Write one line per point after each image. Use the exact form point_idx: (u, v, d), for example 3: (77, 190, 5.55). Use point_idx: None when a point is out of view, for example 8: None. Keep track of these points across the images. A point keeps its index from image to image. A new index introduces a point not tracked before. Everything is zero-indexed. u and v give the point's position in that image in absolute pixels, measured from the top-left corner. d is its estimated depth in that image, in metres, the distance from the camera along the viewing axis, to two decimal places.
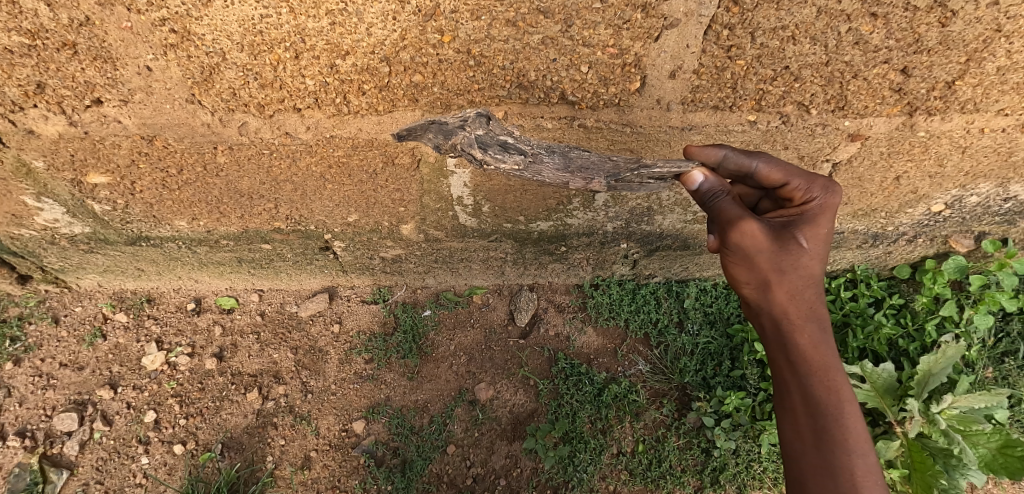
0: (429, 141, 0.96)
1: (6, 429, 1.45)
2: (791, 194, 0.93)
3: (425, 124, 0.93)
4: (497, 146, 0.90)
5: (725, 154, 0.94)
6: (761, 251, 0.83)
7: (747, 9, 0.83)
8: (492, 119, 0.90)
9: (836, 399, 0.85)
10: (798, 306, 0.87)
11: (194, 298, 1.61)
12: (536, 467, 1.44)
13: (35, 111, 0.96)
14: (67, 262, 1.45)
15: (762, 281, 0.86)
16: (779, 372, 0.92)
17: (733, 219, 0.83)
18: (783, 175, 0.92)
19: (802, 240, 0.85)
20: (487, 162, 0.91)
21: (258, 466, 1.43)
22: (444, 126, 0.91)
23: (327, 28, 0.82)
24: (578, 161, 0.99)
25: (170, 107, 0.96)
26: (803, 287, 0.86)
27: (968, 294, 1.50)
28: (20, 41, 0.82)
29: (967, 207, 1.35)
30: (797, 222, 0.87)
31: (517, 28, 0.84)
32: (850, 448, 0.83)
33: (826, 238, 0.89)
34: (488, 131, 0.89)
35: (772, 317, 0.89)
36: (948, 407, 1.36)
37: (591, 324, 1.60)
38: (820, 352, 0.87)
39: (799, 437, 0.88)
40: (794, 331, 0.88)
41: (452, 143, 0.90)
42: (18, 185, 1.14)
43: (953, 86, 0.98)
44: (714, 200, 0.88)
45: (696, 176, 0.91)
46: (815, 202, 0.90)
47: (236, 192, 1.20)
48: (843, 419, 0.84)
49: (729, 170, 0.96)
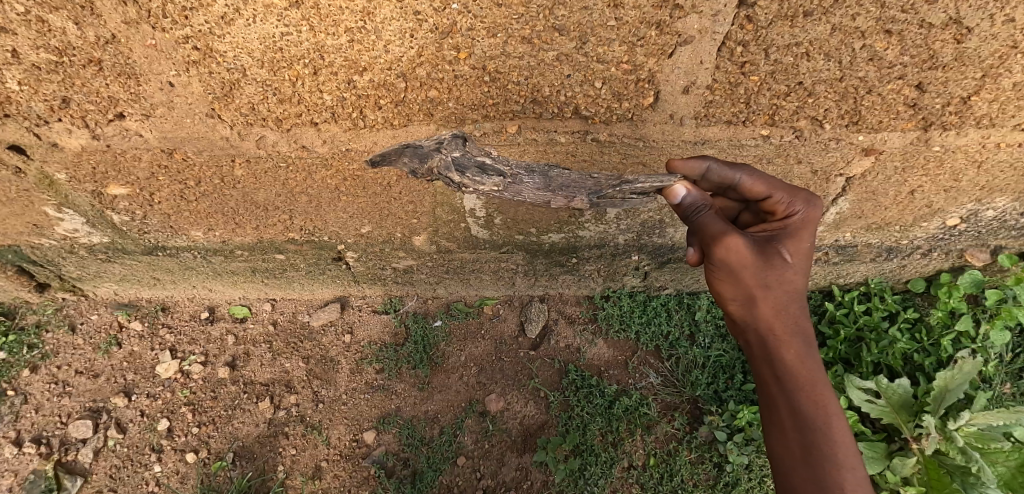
0: (404, 165, 1.08)
1: (22, 436, 1.46)
2: (773, 207, 0.91)
3: (398, 148, 1.04)
4: (474, 167, 1.03)
5: (709, 166, 0.92)
6: (746, 266, 0.83)
7: (761, 26, 0.83)
8: (468, 140, 1.01)
9: (824, 413, 0.85)
10: (783, 321, 0.87)
11: (208, 307, 1.63)
12: (546, 480, 1.43)
13: (59, 125, 0.98)
14: (85, 270, 1.47)
15: (747, 296, 0.86)
16: (765, 387, 0.91)
17: (717, 234, 0.82)
18: (767, 187, 0.90)
19: (786, 254, 0.85)
20: (466, 181, 1.04)
21: (269, 475, 1.43)
22: (419, 150, 1.03)
23: (345, 45, 0.83)
24: (559, 179, 1.07)
25: (191, 121, 0.98)
26: (787, 302, 0.86)
27: (984, 308, 1.49)
28: (48, 59, 0.84)
29: (983, 220, 1.34)
30: (780, 237, 0.87)
31: (532, 46, 0.86)
32: (839, 462, 0.82)
33: (808, 252, 0.89)
34: (464, 152, 1.01)
35: (757, 333, 0.89)
36: (965, 424, 1.33)
37: (601, 336, 1.60)
38: (806, 367, 0.87)
39: (788, 453, 0.87)
40: (781, 346, 0.87)
41: (431, 165, 1.03)
42: (41, 196, 1.16)
43: (968, 101, 0.97)
44: (697, 215, 0.87)
45: (679, 190, 0.89)
46: (798, 216, 0.90)
47: (253, 204, 1.22)
48: (831, 432, 0.84)
49: (713, 182, 0.94)
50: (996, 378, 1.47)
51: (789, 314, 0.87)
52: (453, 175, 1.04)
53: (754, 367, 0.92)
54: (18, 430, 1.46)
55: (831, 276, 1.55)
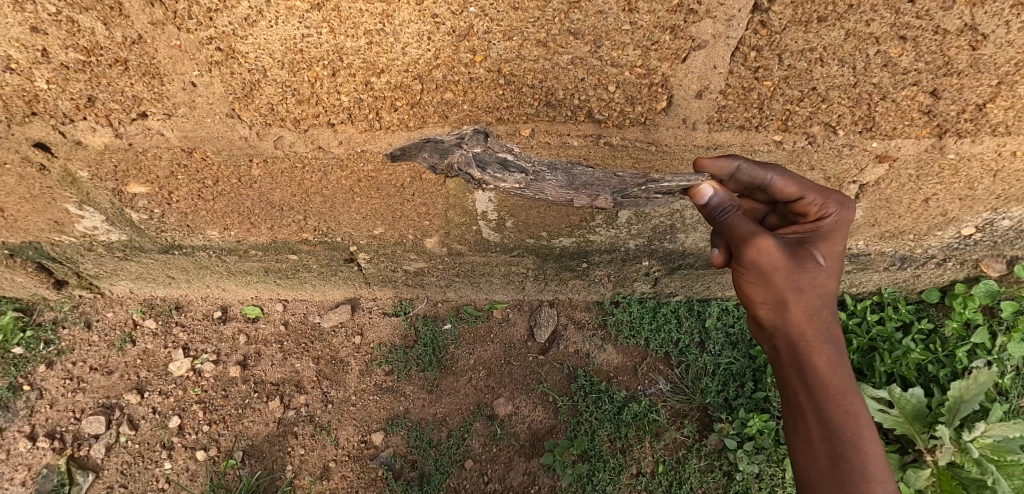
0: (424, 160, 1.06)
1: (36, 430, 1.48)
2: (805, 209, 0.91)
3: (418, 143, 1.03)
4: (497, 163, 0.99)
5: (738, 165, 0.92)
6: (778, 269, 0.82)
7: (775, 31, 0.84)
8: (489, 136, 1.01)
9: (856, 425, 0.82)
10: (815, 326, 0.85)
11: (221, 307, 1.65)
12: (553, 485, 1.42)
13: (84, 124, 1.01)
14: (102, 268, 1.50)
15: (779, 300, 0.84)
16: (793, 394, 0.89)
17: (748, 235, 0.81)
18: (799, 189, 0.90)
19: (819, 258, 0.85)
20: (486, 179, 1.00)
21: (278, 474, 1.44)
22: (439, 144, 1.02)
23: (364, 47, 0.85)
24: (582, 177, 1.05)
25: (211, 121, 1.00)
26: (819, 306, 0.85)
27: (1000, 320, 1.47)
28: (76, 58, 0.86)
29: (999, 230, 1.32)
30: (812, 239, 0.87)
31: (547, 49, 0.87)
32: (870, 476, 0.79)
33: (840, 255, 0.89)
34: (485, 148, 0.99)
35: (788, 338, 0.87)
36: (981, 436, 1.32)
37: (611, 341, 1.59)
38: (837, 374, 0.84)
39: (815, 464, 0.84)
40: (812, 353, 0.85)
41: (450, 161, 1.00)
42: (62, 193, 1.19)
43: (984, 107, 0.97)
44: (726, 214, 0.87)
45: (706, 190, 0.90)
46: (830, 218, 0.90)
47: (268, 204, 1.24)
48: (862, 444, 0.81)
49: (742, 182, 0.94)
50: (1013, 391, 1.44)
51: (820, 318, 0.85)
52: (473, 172, 1.00)
53: (781, 374, 0.90)
54: (33, 424, 1.49)
55: (843, 284, 1.54)
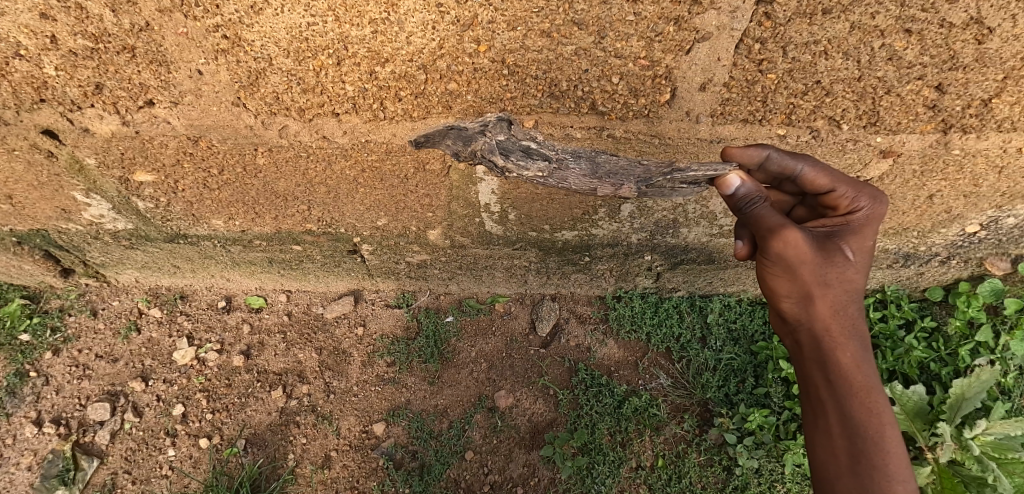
0: (448, 147, 1.08)
1: (42, 416, 1.50)
2: (836, 201, 0.89)
3: (444, 129, 1.05)
4: (520, 151, 1.03)
5: (768, 155, 0.89)
6: (804, 262, 0.81)
7: (780, 24, 0.84)
8: (513, 123, 1.03)
9: (878, 423, 0.80)
10: (840, 321, 0.84)
11: (225, 297, 1.66)
12: (553, 477, 1.43)
13: (91, 111, 1.02)
14: (109, 257, 1.51)
15: (805, 294, 0.84)
16: (814, 391, 0.87)
17: (775, 227, 0.80)
18: (830, 181, 0.88)
19: (847, 252, 0.84)
20: (509, 166, 1.03)
21: (280, 463, 1.45)
22: (463, 131, 1.04)
23: (369, 36, 0.85)
24: (607, 166, 1.06)
25: (217, 109, 1.01)
26: (844, 302, 0.85)
27: (1004, 318, 1.46)
28: (84, 45, 0.87)
29: (1003, 228, 1.32)
30: (841, 233, 0.86)
31: (551, 39, 0.87)
32: (890, 476, 0.77)
33: (870, 249, 0.88)
34: (509, 136, 1.02)
35: (811, 332, 0.86)
36: (982, 433, 1.30)
37: (612, 336, 1.60)
38: (862, 372, 0.83)
39: (834, 462, 0.82)
40: (836, 349, 0.84)
41: (473, 148, 1.03)
42: (70, 181, 1.20)
43: (989, 103, 0.97)
44: (751, 206, 0.84)
45: (732, 180, 0.86)
46: (862, 212, 0.88)
47: (272, 194, 1.24)
48: (884, 443, 0.79)
49: (771, 172, 0.91)
50: (1015, 391, 1.43)
51: (846, 313, 0.85)
52: (497, 159, 1.04)
53: (803, 370, 0.89)
54: (39, 410, 1.50)
55: None
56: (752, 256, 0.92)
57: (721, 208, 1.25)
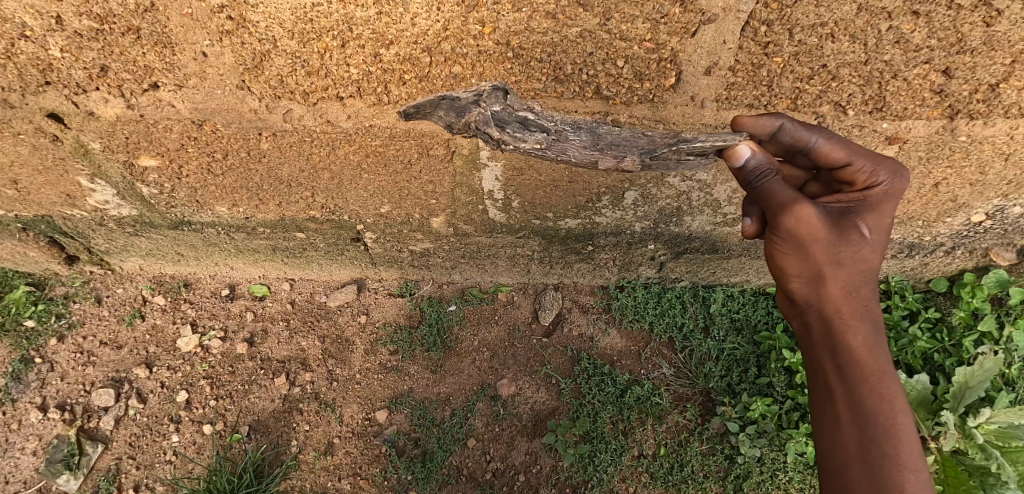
0: (444, 116, 0.98)
1: (47, 402, 1.51)
2: (853, 177, 0.88)
3: (435, 99, 0.98)
4: (517, 123, 0.93)
5: (782, 124, 0.88)
6: (817, 240, 0.80)
7: (786, 5, 0.83)
8: (509, 93, 0.94)
9: (889, 408, 0.79)
10: (851, 302, 0.84)
11: (229, 285, 1.67)
12: (555, 465, 1.43)
13: (96, 94, 1.02)
14: (114, 244, 1.52)
15: (815, 273, 0.83)
16: (823, 375, 0.86)
17: (787, 203, 0.79)
18: (847, 154, 0.87)
19: (863, 230, 0.83)
20: (505, 139, 0.93)
21: (283, 449, 1.45)
22: (464, 96, 0.93)
23: (374, 17, 0.85)
24: (608, 137, 0.98)
25: (222, 92, 1.01)
26: (857, 283, 0.84)
27: (1008, 309, 1.46)
28: (90, 25, 0.87)
29: (1009, 217, 1.31)
30: (858, 210, 0.84)
31: (556, 21, 0.87)
32: (901, 463, 0.76)
33: (887, 226, 0.86)
34: (505, 106, 0.93)
35: (821, 314, 0.85)
36: (986, 422, 1.29)
37: (615, 326, 1.60)
38: (874, 355, 0.82)
39: (842, 448, 0.81)
40: (847, 331, 0.83)
41: (467, 120, 0.94)
42: (75, 166, 1.20)
43: (997, 88, 0.96)
44: (762, 181, 0.83)
45: (743, 152, 0.86)
46: (881, 187, 0.86)
47: (276, 180, 1.25)
48: (895, 429, 0.78)
49: (784, 144, 0.90)
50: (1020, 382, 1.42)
51: (858, 292, 0.84)
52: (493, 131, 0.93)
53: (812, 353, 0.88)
54: (44, 396, 1.51)
55: None
56: (761, 235, 0.91)
57: (726, 196, 1.25)
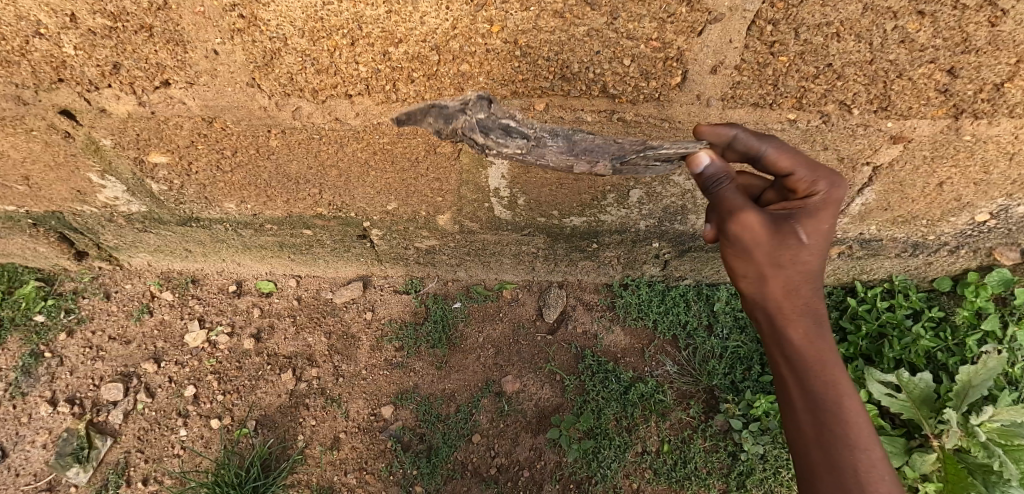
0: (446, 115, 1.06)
1: (57, 396, 1.53)
2: (795, 185, 0.84)
3: (428, 105, 1.05)
4: (500, 129, 1.08)
5: (736, 134, 0.89)
6: (759, 243, 0.78)
7: (792, 5, 0.84)
8: (493, 102, 1.04)
9: (846, 422, 0.77)
10: (793, 301, 0.81)
11: (236, 281, 1.68)
12: (559, 461, 1.44)
13: (109, 91, 1.03)
14: (122, 240, 1.54)
15: (759, 275, 0.80)
16: (786, 391, 0.84)
17: (734, 208, 0.79)
18: (791, 163, 0.83)
19: (801, 234, 0.78)
20: (488, 143, 1.10)
21: (290, 444, 1.47)
22: (459, 99, 1.02)
23: (383, 16, 0.86)
24: (584, 143, 1.11)
25: (232, 90, 1.02)
26: (799, 286, 0.81)
27: (1012, 309, 1.46)
28: (103, 24, 0.88)
29: (1013, 217, 1.31)
30: (797, 215, 0.79)
31: (564, 20, 0.88)
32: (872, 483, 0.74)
33: (834, 226, 0.80)
34: (489, 114, 1.06)
35: (767, 313, 0.84)
36: (988, 420, 1.29)
37: (619, 323, 1.61)
38: (824, 356, 0.81)
39: (809, 467, 0.80)
40: (792, 334, 0.82)
41: (455, 126, 1.08)
42: (86, 162, 1.22)
43: (1002, 88, 0.96)
44: (718, 186, 0.83)
45: (701, 159, 0.86)
46: (818, 195, 0.81)
47: (285, 177, 1.26)
48: (855, 443, 0.77)
49: (740, 153, 0.90)
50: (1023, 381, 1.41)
51: (802, 291, 0.81)
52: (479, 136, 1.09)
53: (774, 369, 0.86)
54: (54, 390, 1.53)
55: (854, 271, 1.54)
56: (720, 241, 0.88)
57: None
